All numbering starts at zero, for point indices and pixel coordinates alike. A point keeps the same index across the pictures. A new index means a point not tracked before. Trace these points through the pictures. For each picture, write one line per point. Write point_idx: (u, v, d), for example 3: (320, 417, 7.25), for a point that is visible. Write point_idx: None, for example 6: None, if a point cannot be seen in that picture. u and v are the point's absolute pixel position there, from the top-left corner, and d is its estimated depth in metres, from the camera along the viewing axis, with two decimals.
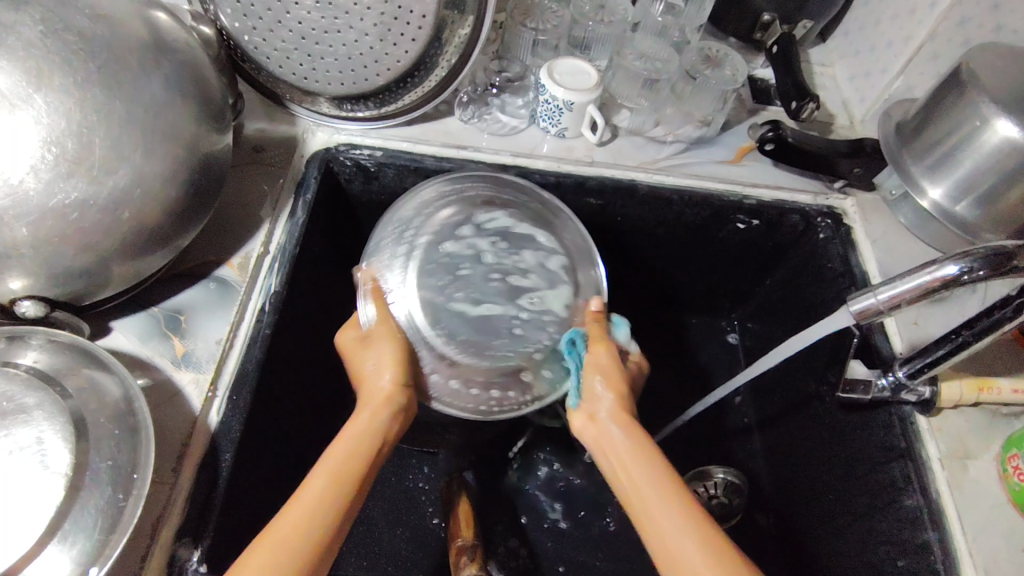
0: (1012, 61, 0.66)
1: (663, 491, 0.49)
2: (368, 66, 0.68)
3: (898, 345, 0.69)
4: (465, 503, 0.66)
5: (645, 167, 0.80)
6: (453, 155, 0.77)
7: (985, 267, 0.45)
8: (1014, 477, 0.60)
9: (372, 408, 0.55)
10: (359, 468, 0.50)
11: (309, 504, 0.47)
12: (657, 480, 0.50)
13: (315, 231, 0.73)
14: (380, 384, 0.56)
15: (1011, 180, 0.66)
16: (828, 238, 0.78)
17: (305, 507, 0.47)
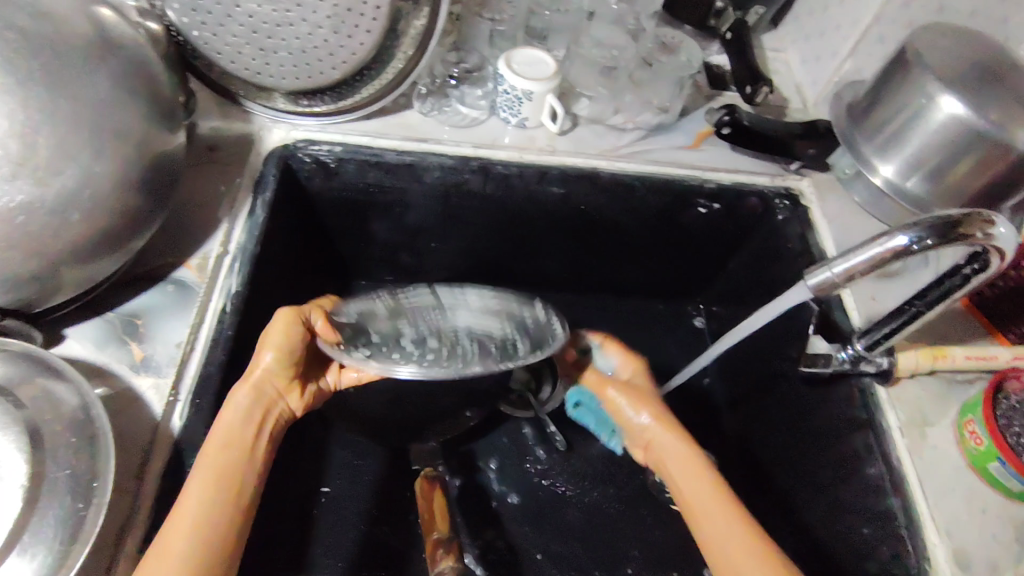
0: (954, 42, 0.69)
1: (718, 501, 0.58)
2: (323, 60, 0.67)
3: (857, 319, 0.71)
4: (440, 496, 0.66)
5: (606, 155, 0.80)
6: (414, 148, 0.77)
7: (933, 236, 0.46)
8: (971, 441, 0.63)
9: (243, 398, 0.56)
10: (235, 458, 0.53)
11: (194, 515, 0.49)
12: (713, 491, 0.59)
13: (276, 230, 0.72)
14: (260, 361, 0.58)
15: (956, 156, 0.69)
16: (787, 219, 0.80)
17: (189, 513, 0.49)
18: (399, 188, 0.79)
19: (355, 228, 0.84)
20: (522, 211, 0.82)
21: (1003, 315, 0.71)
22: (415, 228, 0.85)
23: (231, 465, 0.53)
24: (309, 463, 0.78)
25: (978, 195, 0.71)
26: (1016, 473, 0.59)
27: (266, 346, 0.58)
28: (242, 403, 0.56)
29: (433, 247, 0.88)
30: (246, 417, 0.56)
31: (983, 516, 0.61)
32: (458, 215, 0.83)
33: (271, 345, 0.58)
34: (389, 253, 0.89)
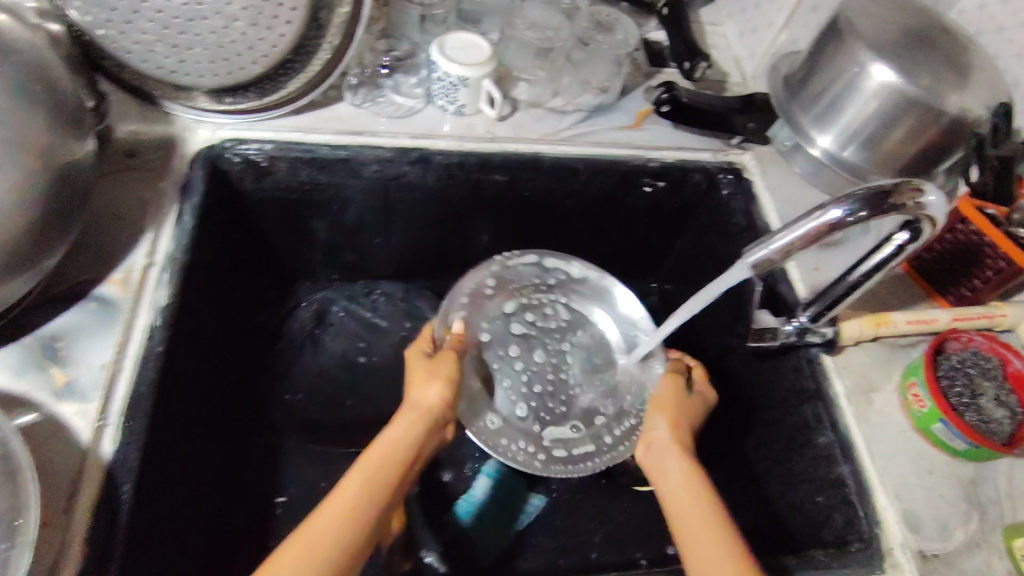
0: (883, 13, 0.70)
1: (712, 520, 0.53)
2: (242, 54, 0.64)
3: (802, 290, 0.71)
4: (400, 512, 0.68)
5: (548, 138, 0.79)
6: (349, 142, 0.74)
7: (865, 208, 0.46)
8: (916, 404, 0.64)
9: (415, 420, 0.61)
10: (387, 482, 0.56)
11: (310, 546, 0.48)
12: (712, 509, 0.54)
13: (207, 235, 0.68)
14: (427, 398, 0.63)
15: (890, 123, 0.69)
16: (731, 194, 0.80)
17: (304, 548, 0.48)
18: (336, 184, 0.76)
19: (293, 227, 0.81)
20: (466, 201, 0.81)
21: (941, 278, 0.73)
22: (356, 224, 0.83)
23: (379, 489, 0.55)
24: (262, 473, 0.76)
25: (913, 161, 0.72)
26: (959, 433, 0.61)
27: (431, 380, 0.64)
28: (411, 423, 0.61)
29: (377, 242, 0.86)
30: (421, 437, 0.61)
31: (929, 477, 0.63)
32: (400, 209, 0.81)
33: (419, 384, 0.65)
34: (332, 250, 0.86)
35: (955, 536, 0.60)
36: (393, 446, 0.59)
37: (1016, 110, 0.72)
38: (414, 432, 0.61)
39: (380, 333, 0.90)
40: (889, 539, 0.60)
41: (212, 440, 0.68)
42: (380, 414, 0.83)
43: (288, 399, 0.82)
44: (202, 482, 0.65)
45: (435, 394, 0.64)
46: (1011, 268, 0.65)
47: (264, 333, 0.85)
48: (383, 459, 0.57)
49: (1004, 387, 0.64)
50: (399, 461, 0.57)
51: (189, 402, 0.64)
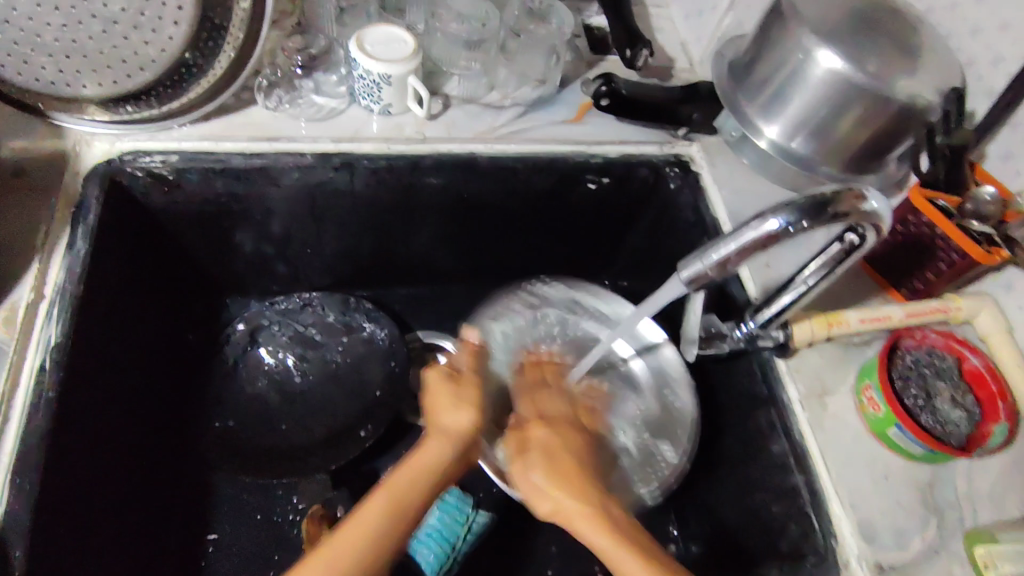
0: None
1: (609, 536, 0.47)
2: (128, 60, 0.59)
3: (754, 290, 0.67)
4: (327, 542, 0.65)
5: (483, 136, 0.74)
6: (264, 149, 0.68)
7: (806, 219, 0.42)
8: (869, 408, 0.61)
9: (443, 445, 0.54)
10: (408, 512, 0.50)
11: None
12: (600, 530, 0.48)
13: (106, 260, 0.63)
14: (461, 419, 0.56)
15: (840, 111, 0.66)
16: (678, 187, 0.76)
17: None
18: (255, 194, 0.70)
19: (213, 242, 0.75)
20: (400, 206, 0.75)
21: (894, 271, 0.69)
22: (283, 236, 0.77)
23: (407, 512, 0.50)
24: (189, 507, 0.72)
25: (864, 150, 0.69)
26: (915, 438, 0.58)
27: (467, 403, 0.57)
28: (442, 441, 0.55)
29: (308, 252, 0.80)
30: (452, 463, 0.54)
31: (886, 483, 0.60)
32: (329, 217, 0.75)
33: (447, 407, 0.57)
34: (261, 263, 0.80)
35: (913, 545, 0.58)
36: (430, 467, 0.53)
37: (968, 92, 0.69)
38: (449, 457, 0.54)
39: (318, 348, 0.83)
40: (845, 552, 0.57)
41: (127, 476, 0.65)
42: (319, 435, 0.77)
43: (218, 426, 0.76)
44: (113, 525, 0.61)
45: (468, 419, 0.56)
46: (965, 261, 0.62)
47: (192, 354, 0.80)
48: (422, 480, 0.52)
49: (959, 387, 0.62)
50: (429, 484, 0.52)
51: (94, 442, 0.59)
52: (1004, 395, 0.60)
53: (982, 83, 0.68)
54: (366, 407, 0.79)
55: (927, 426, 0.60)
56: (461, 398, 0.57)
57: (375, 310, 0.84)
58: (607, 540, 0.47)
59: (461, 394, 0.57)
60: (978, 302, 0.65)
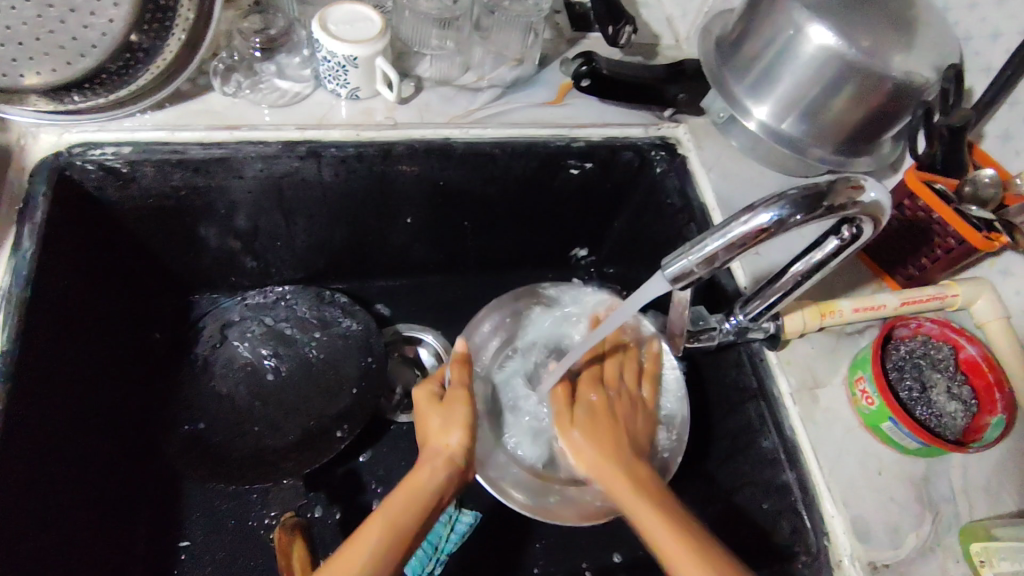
0: None
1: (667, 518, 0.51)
2: (67, 46, 0.56)
3: (743, 279, 0.64)
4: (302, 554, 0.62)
5: (457, 121, 0.70)
6: (223, 138, 0.64)
7: (799, 213, 0.39)
8: (863, 401, 0.59)
9: (436, 467, 0.55)
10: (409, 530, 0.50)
11: None
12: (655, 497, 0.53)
13: (57, 262, 0.60)
14: (448, 442, 0.56)
15: (832, 90, 0.63)
16: (665, 171, 0.72)
17: None
18: (217, 186, 0.66)
19: (176, 236, 0.71)
20: (373, 195, 0.71)
21: (890, 257, 0.67)
22: (250, 229, 0.73)
23: (399, 534, 0.50)
24: (157, 516, 0.69)
25: (857, 131, 0.66)
26: (910, 433, 0.56)
27: (451, 426, 0.57)
28: (435, 465, 0.55)
29: (278, 246, 0.76)
30: (443, 487, 0.54)
31: (879, 478, 0.58)
32: (298, 208, 0.71)
33: (436, 429, 0.58)
34: (229, 258, 0.77)
35: (907, 543, 0.56)
36: (422, 493, 0.53)
37: (965, 68, 0.66)
38: (442, 481, 0.54)
39: (293, 344, 0.79)
40: (837, 551, 0.55)
41: (86, 487, 0.62)
42: (293, 436, 0.73)
43: (187, 430, 0.72)
44: (68, 541, 0.58)
45: (456, 438, 0.57)
46: (963, 247, 0.59)
47: (156, 356, 0.76)
48: (416, 499, 0.52)
49: (955, 377, 0.59)
50: (422, 506, 0.52)
51: (41, 456, 0.56)
52: (1003, 385, 0.57)
53: (980, 58, 0.65)
54: (342, 405, 0.76)
55: (922, 419, 0.58)
56: (448, 420, 0.58)
57: (351, 304, 0.82)
58: (661, 523, 0.50)
59: (446, 417, 0.58)
60: (977, 286, 0.62)
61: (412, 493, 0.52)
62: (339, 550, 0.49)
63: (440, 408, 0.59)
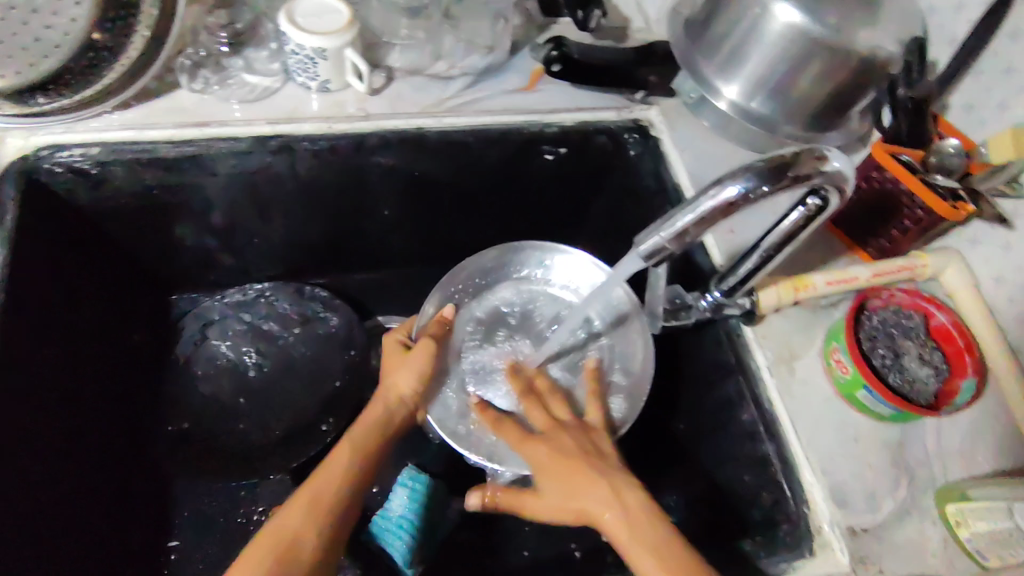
0: None
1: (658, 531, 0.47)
2: (30, 49, 0.56)
3: (719, 257, 0.65)
4: None
5: (430, 110, 0.70)
6: (194, 135, 0.63)
7: (766, 184, 0.40)
8: (838, 370, 0.60)
9: (381, 408, 0.62)
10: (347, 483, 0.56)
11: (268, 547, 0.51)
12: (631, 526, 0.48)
13: (29, 264, 0.59)
14: (404, 387, 0.62)
15: (799, 67, 0.63)
16: (639, 154, 0.73)
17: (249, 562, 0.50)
18: (189, 184, 0.65)
19: (150, 236, 0.71)
20: (348, 188, 0.71)
21: (860, 230, 0.67)
22: (226, 226, 0.72)
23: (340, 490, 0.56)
24: (145, 518, 0.69)
25: (825, 106, 0.67)
26: (884, 400, 0.57)
27: (412, 369, 0.62)
28: (375, 415, 0.62)
29: (256, 243, 0.76)
30: (392, 416, 0.62)
31: (856, 446, 0.60)
32: (273, 204, 0.71)
33: (401, 371, 0.62)
34: (206, 256, 0.76)
35: (885, 507, 0.57)
36: (361, 447, 0.60)
37: (929, 42, 0.67)
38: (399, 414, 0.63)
39: (274, 340, 0.80)
40: (817, 518, 0.57)
41: (70, 491, 0.61)
42: (278, 432, 0.74)
43: (171, 429, 0.73)
44: (56, 547, 0.58)
45: (406, 384, 0.62)
46: (931, 216, 0.60)
47: (138, 357, 0.75)
48: (363, 438, 0.60)
49: (926, 344, 0.61)
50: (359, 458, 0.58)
51: (21, 460, 0.56)
52: (972, 350, 0.59)
53: (944, 30, 0.66)
54: (326, 399, 0.76)
55: (895, 386, 0.59)
56: (413, 366, 0.62)
57: (332, 298, 0.82)
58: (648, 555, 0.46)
59: (412, 364, 0.62)
60: (944, 258, 0.64)
61: (350, 451, 0.59)
62: (292, 499, 0.54)
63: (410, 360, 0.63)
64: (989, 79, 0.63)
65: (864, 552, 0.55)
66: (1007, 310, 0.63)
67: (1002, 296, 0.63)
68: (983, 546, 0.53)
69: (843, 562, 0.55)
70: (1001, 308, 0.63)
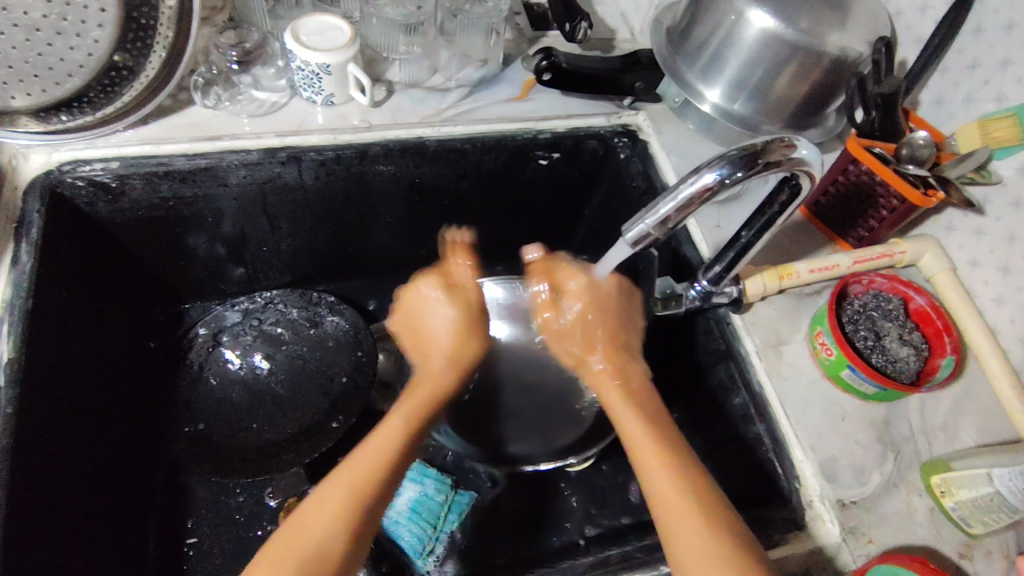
0: None
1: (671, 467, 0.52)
2: (54, 67, 0.59)
3: (705, 250, 0.69)
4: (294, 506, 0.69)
5: (429, 121, 0.74)
6: (207, 149, 0.67)
7: (738, 170, 0.44)
8: (824, 353, 0.63)
9: (445, 371, 0.65)
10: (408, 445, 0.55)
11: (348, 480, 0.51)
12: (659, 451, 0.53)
13: (56, 274, 0.63)
14: (440, 351, 0.66)
15: (774, 69, 0.67)
16: (628, 157, 0.77)
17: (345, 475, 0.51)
18: (202, 195, 0.69)
19: (165, 246, 0.74)
20: (352, 196, 0.74)
21: (840, 220, 0.71)
22: (237, 235, 0.76)
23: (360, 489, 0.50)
24: (166, 515, 0.72)
25: (802, 105, 0.71)
26: (866, 378, 0.60)
27: (454, 299, 0.69)
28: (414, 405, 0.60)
29: (266, 250, 0.80)
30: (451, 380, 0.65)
31: (842, 424, 0.63)
32: (281, 212, 0.74)
33: (433, 318, 0.69)
34: (218, 266, 0.80)
35: (872, 480, 0.60)
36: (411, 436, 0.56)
37: (898, 42, 0.72)
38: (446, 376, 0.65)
39: (280, 345, 0.84)
40: (808, 492, 0.59)
41: (95, 491, 0.64)
42: (290, 430, 0.78)
43: (189, 431, 0.77)
44: (87, 542, 0.61)
45: (475, 347, 0.69)
46: (904, 205, 0.64)
47: (154, 364, 0.80)
48: (432, 393, 0.62)
49: (906, 325, 0.64)
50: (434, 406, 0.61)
51: (57, 458, 0.60)
52: (950, 329, 0.62)
53: (912, 31, 0.70)
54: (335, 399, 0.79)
55: (878, 365, 0.62)
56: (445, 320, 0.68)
57: (338, 302, 0.86)
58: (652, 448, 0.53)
59: (442, 316, 0.68)
60: (921, 243, 0.67)
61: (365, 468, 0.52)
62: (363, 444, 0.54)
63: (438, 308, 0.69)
64: (955, 75, 0.67)
65: (853, 522, 0.58)
66: (982, 292, 0.66)
67: (978, 279, 0.66)
68: (967, 513, 0.55)
69: (834, 534, 0.58)
70: (977, 290, 0.66)
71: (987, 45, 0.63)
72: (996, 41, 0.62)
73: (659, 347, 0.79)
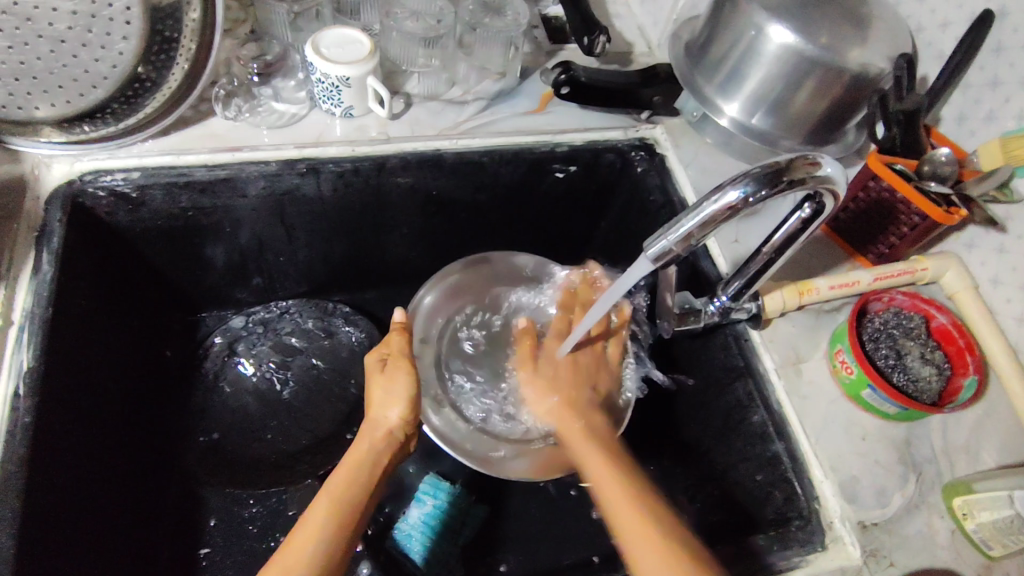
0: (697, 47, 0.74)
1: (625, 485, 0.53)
2: (78, 80, 0.60)
3: (723, 266, 0.69)
4: None
5: (447, 133, 0.74)
6: (227, 160, 0.67)
7: (761, 187, 0.43)
8: (844, 371, 0.63)
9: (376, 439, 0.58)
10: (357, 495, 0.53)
11: (302, 548, 0.48)
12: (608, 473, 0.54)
13: (74, 284, 0.63)
14: (388, 417, 0.59)
15: (795, 85, 0.67)
16: (645, 171, 0.76)
17: (299, 544, 0.48)
18: (221, 206, 0.69)
19: (183, 256, 0.75)
20: (370, 207, 0.74)
21: (860, 237, 0.70)
22: (254, 245, 0.76)
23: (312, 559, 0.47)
24: (177, 522, 0.71)
25: (822, 120, 0.71)
26: (887, 398, 0.59)
27: (392, 399, 0.60)
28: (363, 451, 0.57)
29: (282, 260, 0.80)
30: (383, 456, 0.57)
31: (863, 444, 0.62)
32: (300, 223, 0.74)
33: (382, 400, 0.60)
34: (236, 275, 0.80)
35: (893, 501, 0.59)
36: (346, 501, 0.52)
37: (919, 58, 0.71)
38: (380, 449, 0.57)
39: (296, 355, 0.84)
40: (828, 513, 0.59)
41: (108, 500, 0.64)
42: (304, 440, 0.78)
43: (203, 440, 0.77)
44: (99, 554, 0.61)
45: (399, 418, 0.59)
46: (926, 222, 0.63)
47: (169, 373, 0.80)
48: (366, 462, 0.56)
49: (928, 344, 0.63)
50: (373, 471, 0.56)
51: (74, 469, 0.59)
52: (973, 349, 0.61)
53: (933, 47, 0.70)
54: (349, 410, 0.81)
55: (899, 384, 0.61)
56: (389, 394, 0.60)
57: (353, 312, 0.87)
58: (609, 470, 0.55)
59: (387, 391, 0.60)
60: (943, 260, 0.66)
61: (318, 535, 0.49)
62: (317, 502, 0.52)
63: (389, 384, 0.60)
64: (977, 91, 0.66)
65: (874, 545, 0.57)
66: (1005, 311, 0.64)
67: (1001, 297, 0.65)
68: (988, 536, 0.54)
69: (854, 555, 0.57)
70: (1000, 309, 0.65)
71: (1009, 62, 0.62)
72: (1017, 58, 0.62)
73: (674, 362, 0.79)
